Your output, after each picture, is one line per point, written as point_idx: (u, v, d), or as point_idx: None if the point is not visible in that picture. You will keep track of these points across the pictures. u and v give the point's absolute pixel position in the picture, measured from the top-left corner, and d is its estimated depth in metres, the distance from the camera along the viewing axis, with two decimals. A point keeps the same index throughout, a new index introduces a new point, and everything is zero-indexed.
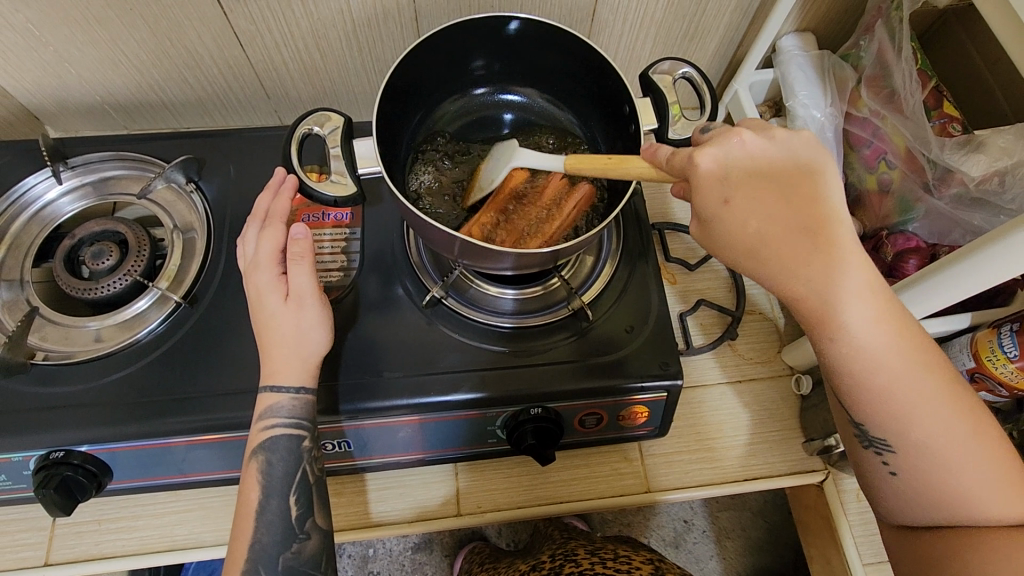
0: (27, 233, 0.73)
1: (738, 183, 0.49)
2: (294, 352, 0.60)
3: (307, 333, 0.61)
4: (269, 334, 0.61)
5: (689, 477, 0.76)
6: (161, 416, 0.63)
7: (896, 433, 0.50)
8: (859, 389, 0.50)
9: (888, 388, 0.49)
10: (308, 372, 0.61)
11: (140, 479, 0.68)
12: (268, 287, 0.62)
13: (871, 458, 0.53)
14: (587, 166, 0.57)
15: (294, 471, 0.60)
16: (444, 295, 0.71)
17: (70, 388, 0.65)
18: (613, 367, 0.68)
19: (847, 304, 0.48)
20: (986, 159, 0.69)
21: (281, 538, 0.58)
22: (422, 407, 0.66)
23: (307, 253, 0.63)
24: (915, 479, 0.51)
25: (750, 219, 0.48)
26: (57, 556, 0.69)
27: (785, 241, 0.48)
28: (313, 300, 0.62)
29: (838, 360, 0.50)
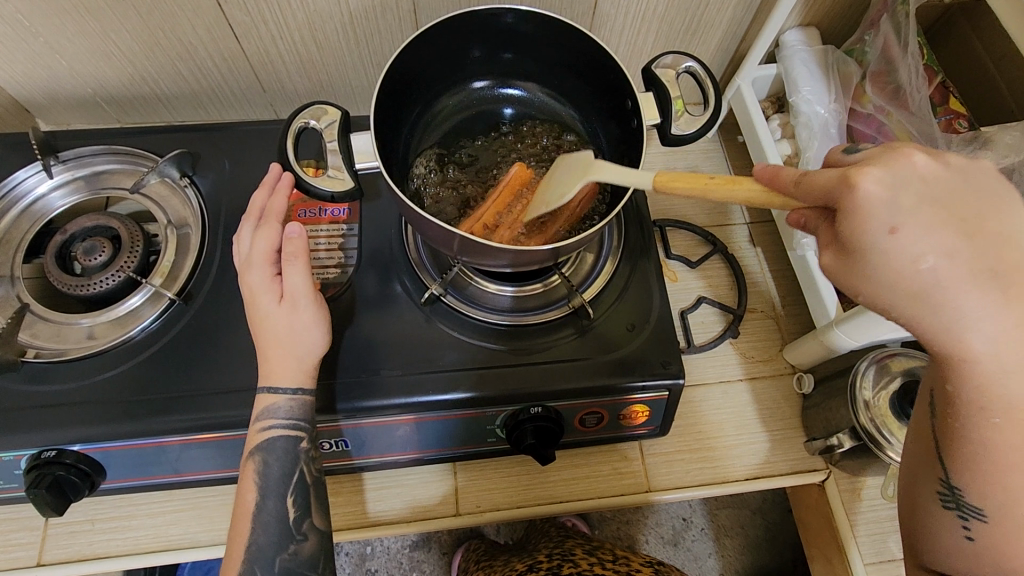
0: (17, 228, 0.72)
1: (912, 207, 0.37)
2: (290, 353, 0.59)
3: (303, 333, 0.60)
4: (265, 335, 0.59)
5: (690, 476, 0.76)
6: (155, 415, 0.62)
7: (1000, 504, 0.42)
8: (987, 452, 0.41)
9: (1017, 459, 0.41)
10: (305, 373, 0.60)
11: (134, 478, 0.67)
12: (262, 288, 0.60)
13: (949, 520, 0.45)
14: (681, 184, 0.48)
15: (291, 471, 0.59)
16: (443, 292, 0.70)
17: (61, 387, 0.64)
18: (614, 365, 0.67)
19: (1013, 366, 0.39)
20: (993, 155, 0.68)
21: (277, 540, 0.57)
22: (421, 407, 0.65)
23: (301, 252, 0.61)
24: (999, 555, 0.44)
25: (927, 255, 0.37)
26: (49, 557, 0.68)
27: (965, 288, 0.37)
28: (308, 299, 0.61)
29: (970, 421, 0.41)
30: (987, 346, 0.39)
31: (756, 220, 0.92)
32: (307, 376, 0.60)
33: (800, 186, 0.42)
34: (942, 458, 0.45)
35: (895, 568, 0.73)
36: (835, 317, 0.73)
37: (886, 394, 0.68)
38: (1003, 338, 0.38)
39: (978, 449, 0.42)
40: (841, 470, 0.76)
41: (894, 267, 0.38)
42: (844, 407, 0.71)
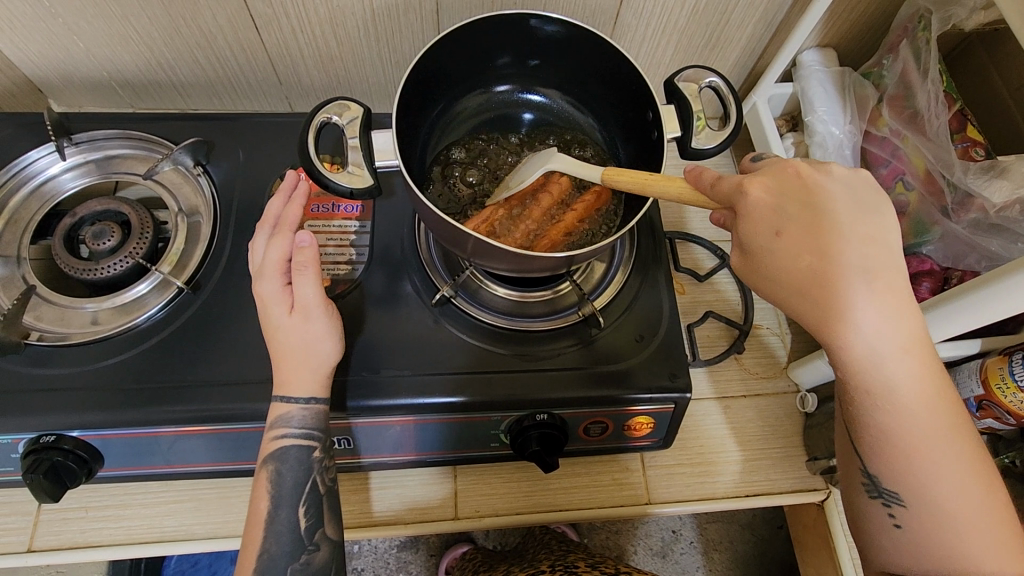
0: (27, 208, 0.71)
1: (789, 215, 0.47)
2: (302, 361, 0.59)
3: (314, 339, 0.60)
4: (275, 344, 0.59)
5: (690, 490, 0.76)
6: (157, 403, 0.62)
7: (911, 489, 0.49)
8: (882, 438, 0.49)
9: (912, 436, 0.48)
10: (319, 382, 0.59)
11: (132, 467, 0.66)
12: (273, 298, 0.60)
13: (877, 510, 0.52)
14: (624, 177, 0.54)
15: (303, 480, 0.59)
16: (454, 294, 0.69)
17: (62, 372, 0.63)
18: (621, 377, 0.67)
19: (888, 353, 0.47)
20: (1009, 185, 0.67)
21: (289, 549, 0.57)
22: (430, 406, 0.64)
23: (312, 261, 0.61)
24: (924, 534, 0.50)
25: (802, 252, 0.46)
26: (40, 543, 0.67)
27: (842, 283, 0.46)
28: (320, 310, 0.60)
29: (872, 415, 0.49)
30: (860, 332, 0.46)
31: None
32: (316, 389, 0.59)
33: (717, 189, 0.50)
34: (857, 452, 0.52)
35: None
36: None
37: None
38: (878, 329, 0.46)
39: (882, 434, 0.49)
40: (841, 491, 0.77)
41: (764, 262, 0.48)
42: None
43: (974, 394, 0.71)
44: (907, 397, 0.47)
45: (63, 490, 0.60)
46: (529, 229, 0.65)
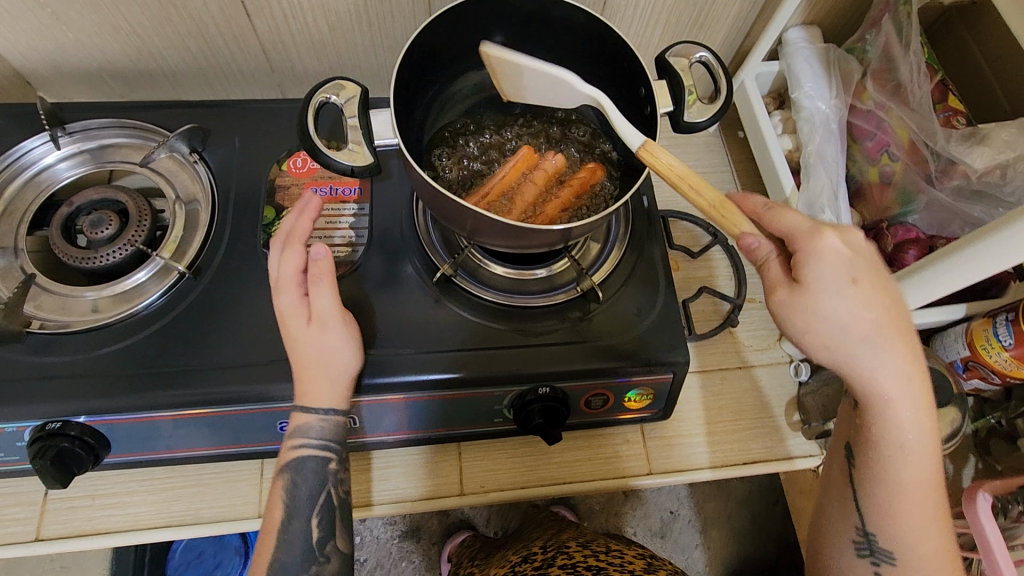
0: (22, 199, 0.71)
1: (860, 269, 0.49)
2: (324, 373, 0.60)
3: (335, 347, 0.60)
4: (297, 356, 0.60)
5: (690, 459, 0.78)
6: (163, 387, 0.62)
7: (902, 546, 0.55)
8: (886, 497, 0.54)
9: (912, 499, 0.54)
10: (338, 396, 0.61)
11: (140, 453, 0.66)
12: (291, 311, 0.60)
13: (863, 565, 0.57)
14: (665, 154, 0.55)
15: (318, 492, 0.60)
16: (454, 272, 0.70)
17: (64, 359, 0.63)
18: (621, 350, 0.69)
19: (916, 414, 0.51)
20: (990, 151, 0.70)
21: (301, 559, 0.58)
22: (434, 383, 0.65)
23: (328, 273, 0.61)
24: None
25: (867, 308, 0.48)
26: (48, 531, 0.67)
27: (886, 348, 0.49)
28: (336, 320, 0.61)
29: (881, 471, 0.54)
30: (894, 393, 0.50)
31: None
32: (340, 397, 0.60)
33: (761, 238, 0.52)
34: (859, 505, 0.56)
35: None
36: None
37: None
38: (903, 395, 0.50)
39: (891, 491, 0.54)
40: None
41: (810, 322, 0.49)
42: None
43: (960, 356, 0.74)
44: (923, 463, 0.52)
45: (74, 474, 0.61)
46: (530, 206, 0.67)
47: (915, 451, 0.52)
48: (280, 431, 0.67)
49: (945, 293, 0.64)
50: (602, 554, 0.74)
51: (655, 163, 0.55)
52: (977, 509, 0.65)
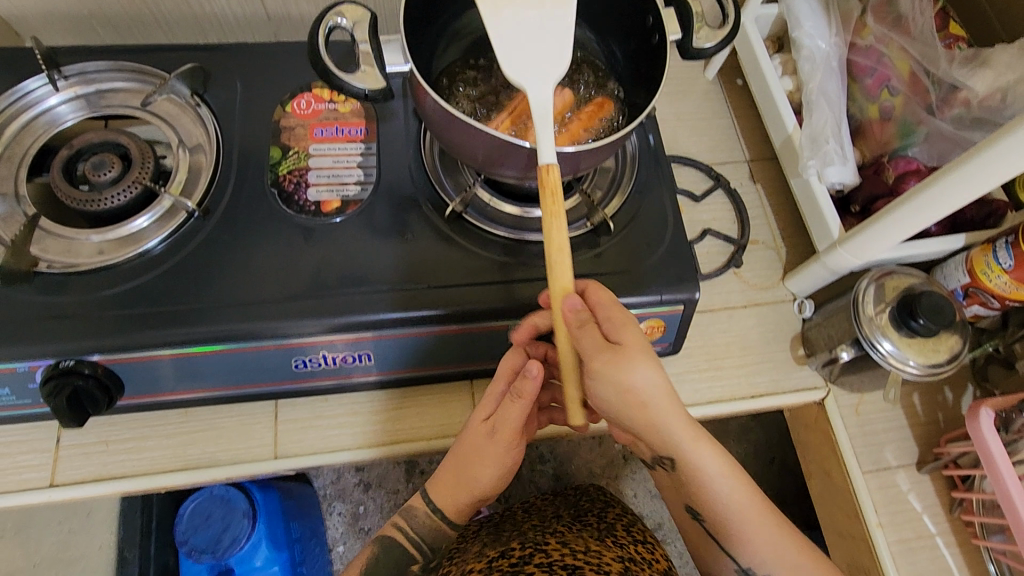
0: (20, 144, 0.69)
1: (584, 329, 0.56)
2: (477, 487, 0.65)
3: (487, 464, 0.63)
4: (461, 449, 0.65)
5: (700, 394, 0.79)
6: (177, 325, 0.61)
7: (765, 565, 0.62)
8: (719, 521, 0.63)
9: (748, 523, 0.61)
10: (500, 469, 0.64)
11: (155, 394, 0.66)
12: (489, 399, 0.65)
13: None
14: (547, 181, 0.55)
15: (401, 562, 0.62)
16: (464, 209, 0.69)
17: (74, 299, 0.62)
18: (633, 281, 0.69)
19: (703, 447, 0.60)
20: (992, 74, 0.72)
21: None
22: (448, 317, 0.65)
23: (525, 393, 0.60)
24: None
25: (637, 374, 0.57)
26: (62, 477, 0.67)
27: (663, 399, 0.58)
28: (507, 436, 0.62)
29: (714, 507, 0.62)
30: (681, 434, 0.59)
31: (757, 159, 0.95)
32: (498, 470, 0.64)
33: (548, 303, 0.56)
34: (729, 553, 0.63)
35: (890, 475, 0.78)
36: (837, 238, 0.76)
37: (888, 309, 0.72)
38: (684, 434, 0.59)
39: (726, 522, 0.62)
40: (839, 387, 0.81)
41: (618, 382, 0.56)
42: (847, 322, 0.75)
43: (960, 284, 0.75)
44: (729, 488, 0.61)
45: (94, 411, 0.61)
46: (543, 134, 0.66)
47: (731, 506, 0.61)
48: (297, 369, 0.67)
49: (940, 216, 0.65)
50: (581, 554, 0.67)
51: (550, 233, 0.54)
52: (980, 423, 0.67)
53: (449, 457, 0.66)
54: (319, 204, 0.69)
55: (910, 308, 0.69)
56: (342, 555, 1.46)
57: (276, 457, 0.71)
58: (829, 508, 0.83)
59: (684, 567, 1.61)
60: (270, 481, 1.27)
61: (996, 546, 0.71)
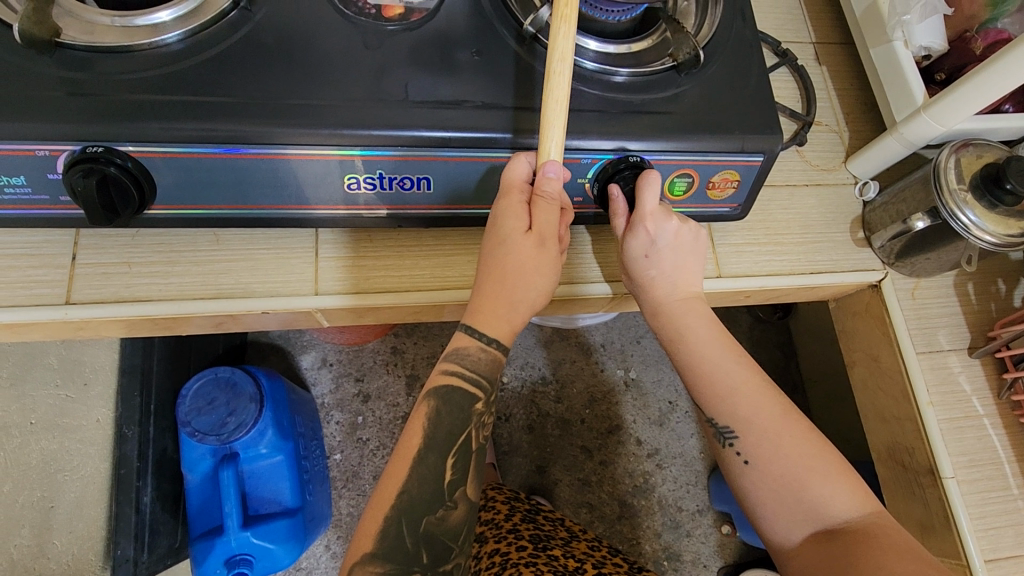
0: None
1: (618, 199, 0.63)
2: (519, 303, 0.60)
3: (540, 274, 0.60)
4: (496, 265, 0.59)
5: (759, 267, 0.76)
6: (219, 117, 0.54)
7: (740, 420, 0.64)
8: (697, 372, 0.66)
9: (723, 377, 0.65)
10: (546, 286, 0.61)
11: (184, 206, 0.60)
12: (515, 213, 0.58)
13: (732, 456, 0.64)
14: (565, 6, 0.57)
15: (460, 433, 0.61)
16: (539, 29, 0.63)
17: (102, 80, 0.54)
18: (713, 123, 0.64)
19: (686, 295, 0.67)
20: None
21: (434, 495, 0.60)
22: (522, 141, 0.59)
23: (559, 193, 0.57)
24: (765, 465, 0.62)
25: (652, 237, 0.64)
26: (80, 297, 0.61)
27: (655, 248, 0.65)
28: (553, 239, 0.60)
29: (690, 360, 0.66)
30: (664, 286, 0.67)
31: (823, 41, 0.90)
32: (551, 280, 0.61)
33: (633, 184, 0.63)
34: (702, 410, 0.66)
35: (943, 358, 0.76)
36: (922, 104, 0.71)
37: (969, 180, 0.68)
38: (668, 275, 0.66)
39: (701, 375, 0.66)
40: (898, 270, 0.79)
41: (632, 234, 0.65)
42: (924, 192, 0.71)
43: None
44: (702, 338, 0.66)
45: (130, 215, 0.56)
46: None
47: (719, 365, 0.65)
48: (348, 192, 0.61)
49: None
50: None
51: (553, 33, 0.57)
52: None
53: (486, 282, 0.60)
54: (380, 9, 0.62)
55: (997, 176, 0.66)
56: (339, 462, 1.40)
57: (315, 294, 0.65)
58: (872, 396, 0.82)
59: (678, 492, 1.62)
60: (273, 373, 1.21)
61: None
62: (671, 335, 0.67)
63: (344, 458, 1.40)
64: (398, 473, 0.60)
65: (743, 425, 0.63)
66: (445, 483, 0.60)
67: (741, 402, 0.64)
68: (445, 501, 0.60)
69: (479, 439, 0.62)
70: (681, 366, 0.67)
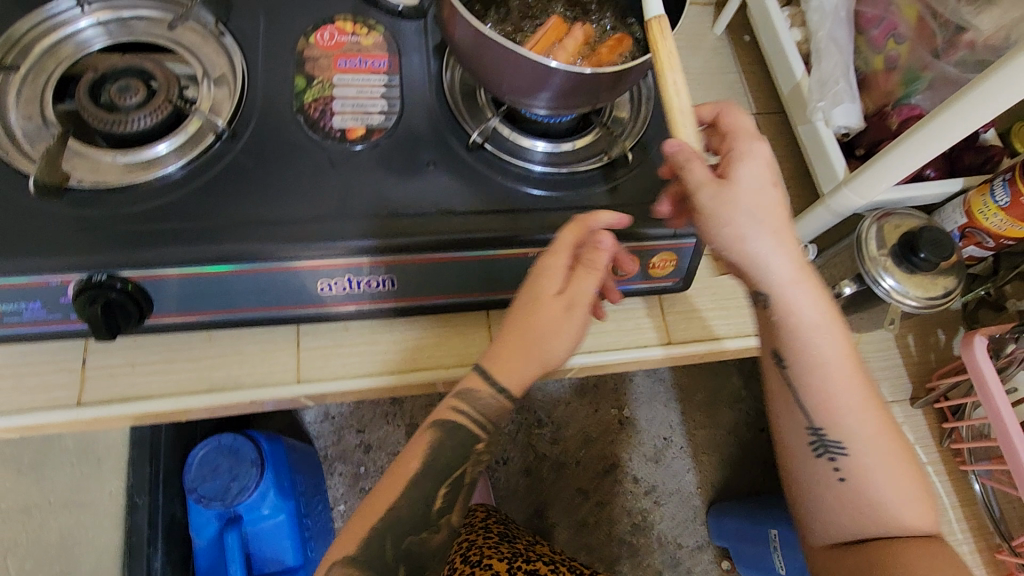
0: (44, 67, 0.69)
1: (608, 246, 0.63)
2: (541, 354, 0.64)
3: (562, 335, 0.63)
4: (522, 321, 0.63)
5: (707, 331, 0.82)
6: (206, 240, 0.62)
7: (846, 433, 0.63)
8: (812, 373, 0.62)
9: (837, 382, 0.62)
10: (567, 352, 0.65)
11: (178, 315, 0.68)
12: (553, 274, 0.63)
13: (824, 465, 0.65)
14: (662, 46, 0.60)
15: (456, 465, 0.67)
16: (485, 139, 0.71)
17: (105, 214, 0.63)
18: (646, 213, 0.71)
19: (802, 282, 0.60)
20: (996, 15, 0.75)
21: (417, 524, 0.66)
22: (473, 243, 0.67)
23: (599, 263, 0.63)
24: (857, 480, 0.63)
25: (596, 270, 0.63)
26: (90, 397, 0.68)
27: (769, 237, 0.57)
28: (587, 308, 0.63)
29: (803, 360, 0.62)
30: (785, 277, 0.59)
31: (763, 112, 0.97)
32: (569, 346, 0.64)
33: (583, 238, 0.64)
34: (800, 408, 0.64)
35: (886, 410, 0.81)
36: (843, 178, 0.78)
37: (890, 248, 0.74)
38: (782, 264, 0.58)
39: (815, 375, 0.62)
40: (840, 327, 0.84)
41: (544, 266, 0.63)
42: (851, 260, 0.78)
43: (958, 225, 0.79)
44: (823, 337, 0.61)
45: (131, 328, 0.64)
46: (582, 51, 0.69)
47: (833, 366, 0.61)
48: (322, 293, 0.69)
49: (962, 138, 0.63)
50: None
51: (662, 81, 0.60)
52: (975, 350, 0.71)
53: (509, 335, 0.64)
54: (344, 132, 0.70)
55: (911, 244, 0.72)
56: (342, 514, 1.46)
57: (298, 381, 0.72)
58: None
59: (676, 528, 1.65)
60: (275, 433, 1.28)
61: (982, 470, 0.77)
62: (784, 320, 0.61)
63: (347, 510, 1.46)
64: (380, 502, 0.66)
65: (847, 437, 0.63)
66: (434, 511, 0.66)
67: (849, 413, 0.62)
68: (429, 525, 0.66)
69: (472, 474, 0.68)
70: (787, 358, 0.63)
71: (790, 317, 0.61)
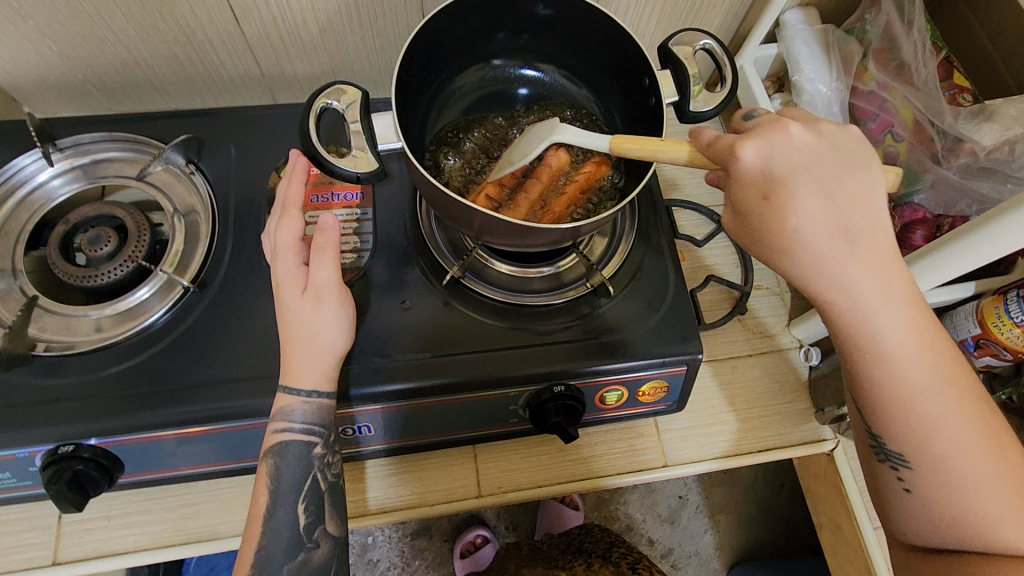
0: (17, 219, 0.69)
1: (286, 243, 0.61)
2: (309, 352, 0.59)
3: (310, 333, 0.59)
4: (289, 327, 0.59)
5: (706, 450, 0.78)
6: (172, 403, 0.61)
7: (915, 449, 0.50)
8: (883, 389, 0.49)
9: (910, 396, 0.49)
10: (325, 376, 0.59)
11: (148, 472, 0.66)
12: (290, 276, 0.60)
13: (888, 473, 0.53)
14: (634, 145, 0.54)
15: (303, 478, 0.59)
16: (462, 274, 0.69)
17: (73, 379, 0.62)
18: (633, 345, 0.67)
19: (867, 283, 0.47)
20: (997, 128, 0.71)
21: (288, 548, 0.58)
22: (449, 391, 0.64)
23: (331, 243, 0.61)
24: (933, 501, 0.50)
25: (320, 268, 0.60)
26: (66, 554, 0.67)
27: (824, 240, 0.47)
28: (332, 293, 0.60)
29: (863, 373, 0.50)
30: (847, 278, 0.47)
31: None
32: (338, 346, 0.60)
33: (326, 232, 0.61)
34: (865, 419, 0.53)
35: None
36: None
37: None
38: (863, 282, 0.47)
39: (873, 389, 0.50)
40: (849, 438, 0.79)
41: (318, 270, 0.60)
42: None
43: (971, 334, 0.74)
44: (896, 347, 0.48)
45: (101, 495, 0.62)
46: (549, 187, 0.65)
47: (905, 375, 0.49)
48: None
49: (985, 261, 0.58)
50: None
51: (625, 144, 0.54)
52: None
53: (289, 346, 0.59)
54: None
55: None
56: None
57: None
58: (841, 562, 0.82)
59: None
60: None
61: None
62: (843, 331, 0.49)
63: None
64: (250, 536, 0.57)
65: (929, 459, 0.49)
66: (302, 527, 0.59)
67: (930, 427, 0.49)
68: (304, 543, 0.59)
69: (327, 479, 0.61)
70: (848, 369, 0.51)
71: (847, 324, 0.49)
